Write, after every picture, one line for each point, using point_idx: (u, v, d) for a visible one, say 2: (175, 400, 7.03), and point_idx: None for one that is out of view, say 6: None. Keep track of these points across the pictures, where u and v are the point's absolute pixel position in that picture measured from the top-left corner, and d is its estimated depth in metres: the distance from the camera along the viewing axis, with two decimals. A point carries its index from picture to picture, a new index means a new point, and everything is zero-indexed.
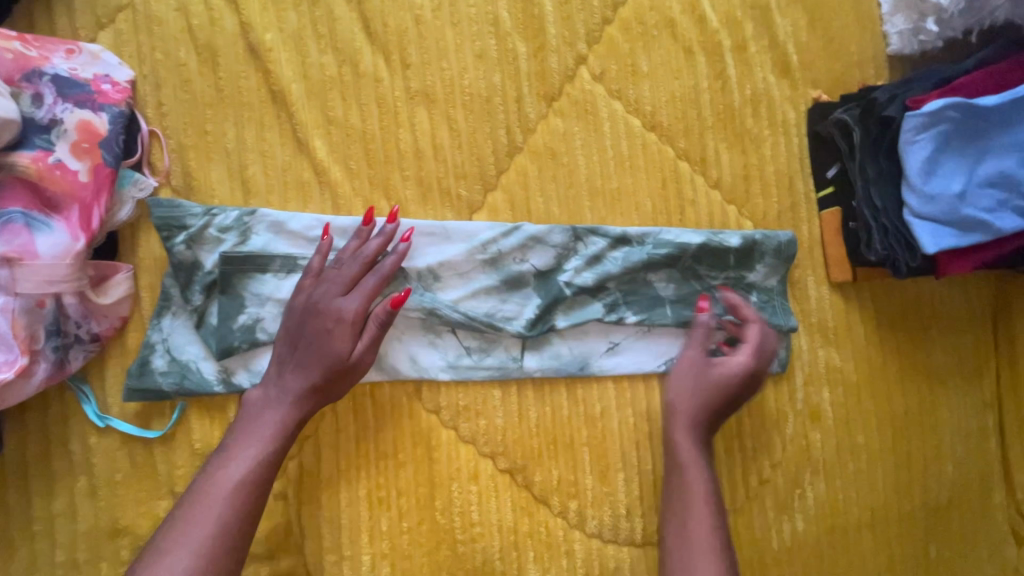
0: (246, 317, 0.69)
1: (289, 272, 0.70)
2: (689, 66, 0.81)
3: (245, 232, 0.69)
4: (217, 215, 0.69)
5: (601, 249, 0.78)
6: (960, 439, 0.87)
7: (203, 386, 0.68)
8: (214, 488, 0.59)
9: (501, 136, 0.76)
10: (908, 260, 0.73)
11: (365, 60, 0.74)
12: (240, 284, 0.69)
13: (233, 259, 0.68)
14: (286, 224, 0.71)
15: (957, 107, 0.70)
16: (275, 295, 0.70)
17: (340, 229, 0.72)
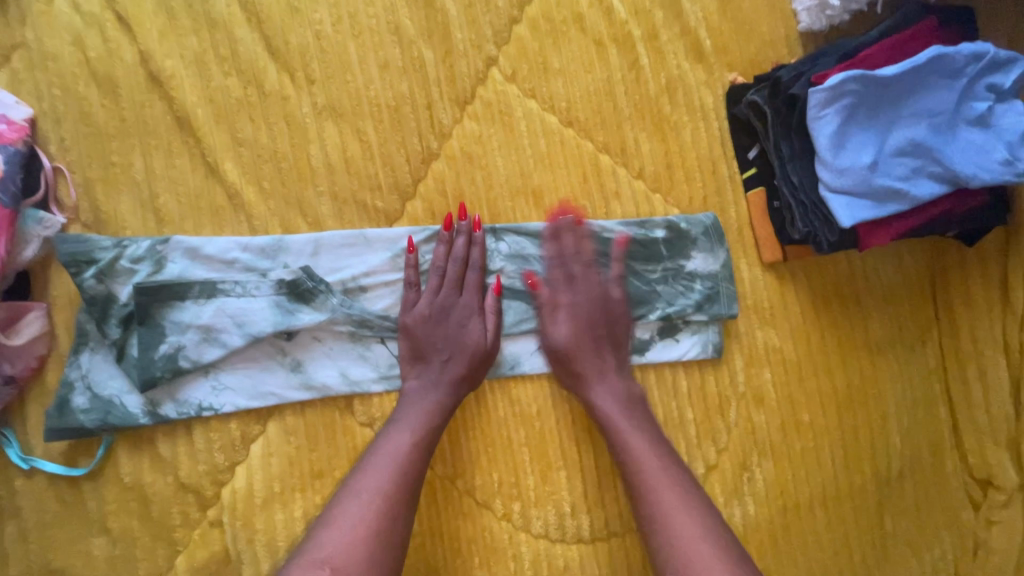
0: (168, 346, 0.68)
1: (209, 297, 0.69)
2: (600, 59, 0.82)
3: (159, 261, 0.69)
4: (129, 246, 0.68)
5: (527, 248, 0.78)
6: (905, 408, 0.86)
7: (128, 420, 0.68)
8: (391, 450, 0.66)
9: (414, 144, 0.76)
10: (827, 235, 0.73)
11: (269, 79, 0.73)
12: (157, 313, 0.68)
13: (147, 289, 0.67)
14: (202, 249, 0.70)
15: (859, 80, 0.70)
16: (195, 321, 0.69)
17: (258, 249, 0.71)
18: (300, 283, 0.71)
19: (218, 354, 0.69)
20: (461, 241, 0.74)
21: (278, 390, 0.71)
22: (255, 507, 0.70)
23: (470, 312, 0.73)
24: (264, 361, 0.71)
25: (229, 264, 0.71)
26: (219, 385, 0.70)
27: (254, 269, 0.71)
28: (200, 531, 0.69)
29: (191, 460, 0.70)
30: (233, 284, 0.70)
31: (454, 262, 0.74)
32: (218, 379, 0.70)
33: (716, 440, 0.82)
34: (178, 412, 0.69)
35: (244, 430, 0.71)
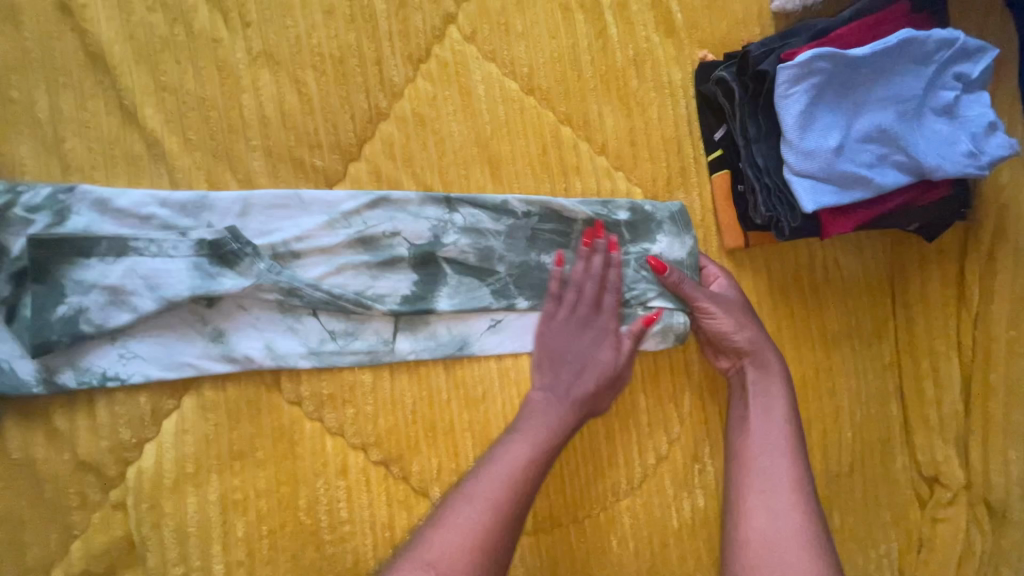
0: (67, 308, 0.61)
1: (119, 255, 0.63)
2: (566, 25, 0.77)
3: (61, 212, 0.62)
4: (25, 193, 0.61)
5: (484, 224, 0.73)
6: (859, 404, 0.85)
7: (18, 388, 0.60)
8: (515, 460, 0.63)
9: (360, 100, 0.70)
10: (790, 220, 0.71)
11: (200, 19, 0.66)
12: (57, 271, 0.61)
13: (45, 241, 0.60)
14: (112, 202, 0.63)
15: (829, 58, 0.67)
16: (102, 281, 0.62)
17: (178, 205, 0.65)
18: (223, 244, 0.65)
19: (127, 319, 0.62)
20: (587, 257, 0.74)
21: (195, 361, 0.65)
22: (165, 489, 0.63)
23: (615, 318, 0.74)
24: (180, 329, 0.65)
25: (144, 220, 0.64)
26: (126, 353, 0.63)
27: (173, 227, 0.65)
28: (100, 514, 0.63)
29: (92, 436, 0.63)
30: (147, 242, 0.63)
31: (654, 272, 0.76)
32: (126, 347, 0.63)
33: (668, 430, 0.79)
34: (78, 381, 0.62)
35: (155, 404, 0.64)
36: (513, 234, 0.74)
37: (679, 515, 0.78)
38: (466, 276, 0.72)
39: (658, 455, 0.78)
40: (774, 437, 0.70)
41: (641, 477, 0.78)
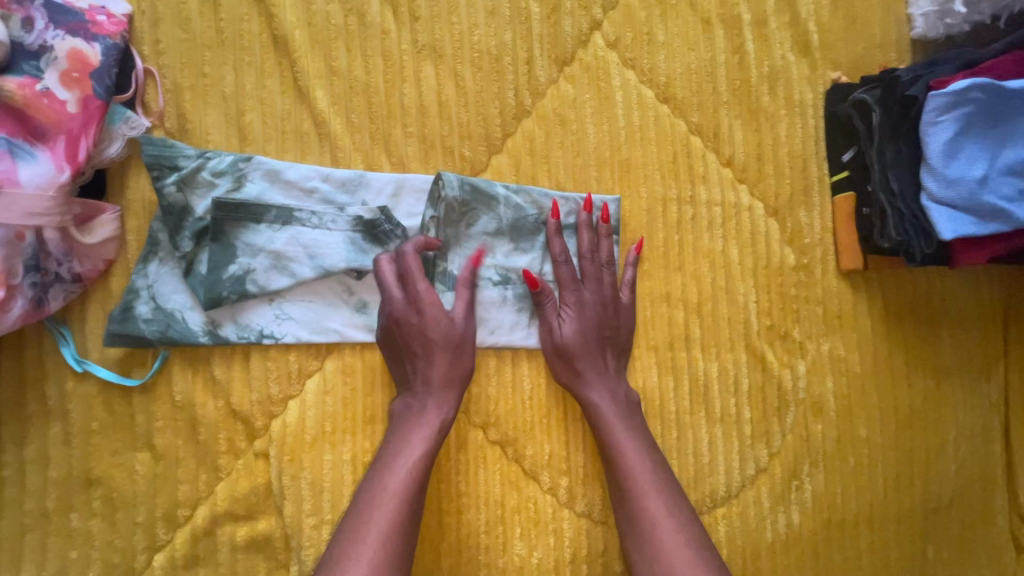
0: (237, 267, 0.66)
1: (284, 223, 0.67)
2: (706, 38, 0.79)
3: (239, 179, 0.67)
4: (211, 160, 0.66)
5: (525, 213, 0.73)
6: (965, 437, 0.84)
7: (188, 337, 0.66)
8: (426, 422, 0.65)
9: (509, 97, 0.74)
10: (922, 246, 0.71)
11: (372, 11, 0.71)
12: (228, 231, 0.65)
13: (223, 204, 0.65)
14: (282, 174, 0.68)
15: (984, 88, 0.67)
16: (268, 246, 0.66)
17: (339, 181, 0.69)
18: (375, 220, 0.69)
19: (285, 282, 0.67)
20: (584, 234, 0.74)
21: (340, 329, 0.69)
22: (305, 443, 0.68)
23: (561, 306, 0.73)
24: (326, 297, 0.69)
25: (306, 192, 0.69)
26: (281, 315, 0.68)
27: (332, 202, 0.69)
28: (245, 460, 0.68)
29: (244, 388, 0.68)
30: (309, 214, 0.68)
31: (588, 256, 0.73)
32: (282, 309, 0.68)
33: (769, 443, 0.80)
34: (238, 335, 0.67)
35: (301, 364, 0.69)
36: (548, 242, 0.73)
37: (772, 528, 0.79)
38: (508, 266, 0.73)
39: (756, 466, 0.79)
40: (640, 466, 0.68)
41: (738, 486, 0.79)
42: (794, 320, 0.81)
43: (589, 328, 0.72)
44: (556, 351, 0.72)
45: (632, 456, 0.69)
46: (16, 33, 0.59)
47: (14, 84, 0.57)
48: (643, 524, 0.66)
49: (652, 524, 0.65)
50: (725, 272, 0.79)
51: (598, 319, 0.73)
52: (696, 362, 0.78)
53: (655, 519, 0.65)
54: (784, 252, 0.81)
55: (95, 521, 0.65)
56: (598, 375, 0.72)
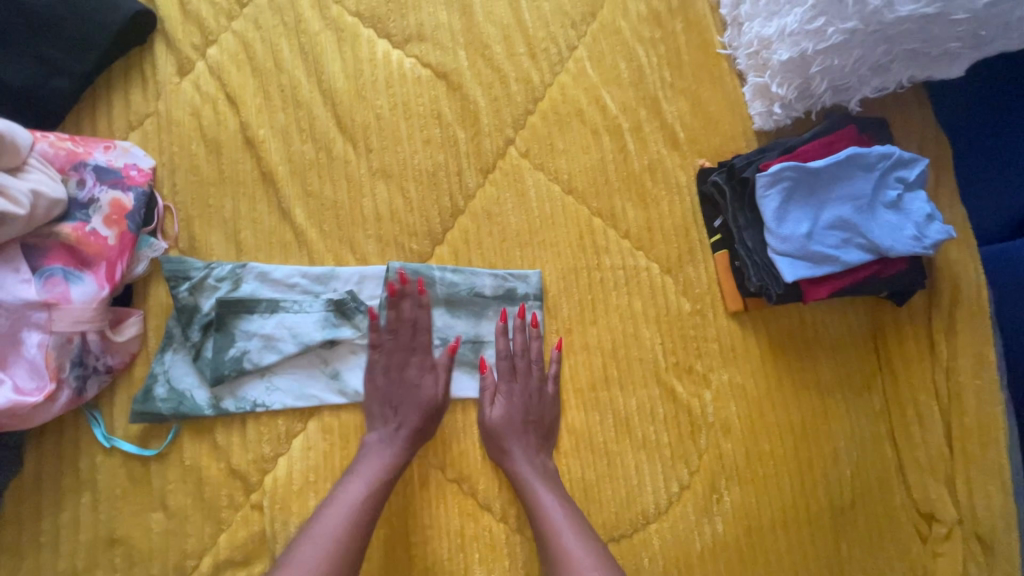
0: (236, 350, 0.83)
1: (272, 312, 0.86)
2: (596, 144, 1.03)
3: (237, 281, 0.86)
4: (215, 267, 0.86)
5: (457, 287, 0.92)
6: (855, 444, 0.99)
7: (196, 410, 0.82)
8: (381, 457, 0.81)
9: (446, 201, 0.95)
10: (776, 288, 0.91)
11: (337, 147, 0.94)
12: (228, 322, 0.84)
13: (224, 302, 0.84)
14: (270, 274, 0.87)
15: (794, 169, 0.90)
16: (260, 331, 0.85)
17: (314, 276, 0.89)
18: (343, 304, 0.88)
19: (273, 359, 0.84)
20: (517, 336, 0.92)
21: (318, 393, 0.85)
22: (293, 493, 0.82)
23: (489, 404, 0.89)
24: (305, 368, 0.86)
25: (288, 286, 0.88)
26: (270, 385, 0.84)
27: (310, 292, 0.88)
28: (243, 512, 0.81)
29: (241, 450, 0.83)
30: (292, 303, 0.87)
31: (521, 355, 0.92)
32: (271, 380, 0.85)
33: (687, 462, 0.95)
34: (236, 406, 0.83)
35: (288, 426, 0.84)
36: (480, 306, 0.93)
37: (700, 538, 0.92)
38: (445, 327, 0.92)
39: (680, 484, 0.94)
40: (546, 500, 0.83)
41: (666, 502, 0.93)
42: (696, 356, 0.99)
43: (515, 412, 0.88)
44: (485, 432, 0.87)
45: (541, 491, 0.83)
46: (72, 191, 0.80)
47: (70, 228, 0.77)
48: (544, 534, 0.80)
49: (552, 533, 0.80)
50: (633, 321, 0.98)
51: (525, 405, 0.89)
52: (617, 398, 0.94)
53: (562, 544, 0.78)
54: (680, 301, 1.00)
55: None
56: (522, 450, 0.86)
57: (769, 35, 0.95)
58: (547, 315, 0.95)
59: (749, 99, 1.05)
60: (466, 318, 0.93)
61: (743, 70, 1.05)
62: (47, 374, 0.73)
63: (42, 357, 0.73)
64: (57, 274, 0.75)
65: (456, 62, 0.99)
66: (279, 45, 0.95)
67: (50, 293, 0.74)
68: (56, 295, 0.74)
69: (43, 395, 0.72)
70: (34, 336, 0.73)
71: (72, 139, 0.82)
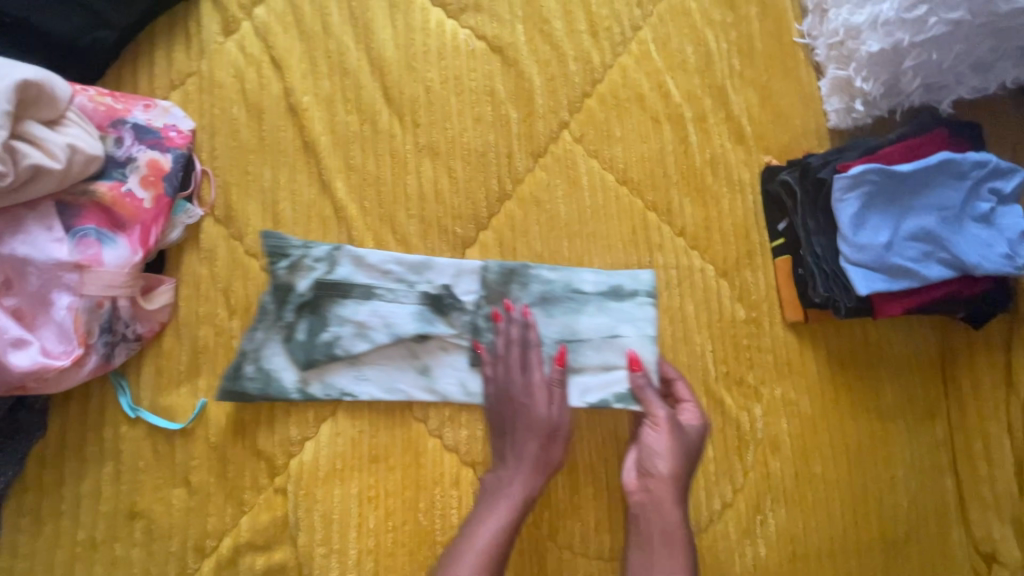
0: (329, 334, 0.81)
1: (366, 299, 0.83)
2: (656, 133, 0.96)
3: (333, 263, 0.83)
4: (330, 249, 0.83)
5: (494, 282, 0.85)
6: (914, 474, 0.92)
7: (283, 392, 0.79)
8: (506, 490, 0.76)
9: (493, 185, 0.90)
10: (846, 300, 0.84)
11: (382, 120, 0.89)
12: (318, 306, 0.81)
13: (319, 284, 0.82)
14: (366, 258, 0.84)
15: (877, 172, 0.82)
16: (352, 317, 0.82)
17: (382, 262, 0.84)
18: (439, 297, 0.84)
19: (362, 348, 0.81)
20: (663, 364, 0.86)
21: (419, 389, 0.82)
22: (319, 480, 0.78)
23: (653, 453, 0.77)
24: (429, 363, 0.83)
25: (401, 274, 0.84)
26: (354, 377, 0.81)
27: (404, 280, 0.84)
28: (266, 495, 0.78)
29: (268, 431, 0.79)
30: (385, 290, 0.83)
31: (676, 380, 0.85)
32: (360, 370, 0.81)
33: (732, 479, 0.89)
34: (324, 393, 0.80)
35: (317, 410, 0.80)
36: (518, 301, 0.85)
37: (740, 560, 0.87)
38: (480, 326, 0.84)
39: (722, 501, 0.88)
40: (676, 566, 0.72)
41: (706, 520, 0.87)
42: (748, 367, 0.92)
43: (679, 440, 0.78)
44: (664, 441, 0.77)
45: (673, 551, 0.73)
46: (110, 149, 0.76)
47: (105, 187, 0.74)
48: None
49: None
50: (683, 325, 0.91)
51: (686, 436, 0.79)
52: None
53: None
54: (734, 307, 0.93)
55: (136, 551, 0.75)
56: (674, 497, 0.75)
57: (858, 23, 0.86)
58: None
59: (824, 94, 0.97)
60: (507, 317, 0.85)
61: (822, 62, 0.97)
62: (76, 338, 0.70)
63: (71, 320, 0.70)
64: (90, 235, 0.72)
65: (513, 36, 0.93)
66: (329, 8, 0.90)
67: (82, 255, 0.71)
68: (88, 258, 0.71)
69: (70, 360, 0.69)
70: (63, 298, 0.70)
71: (113, 95, 0.79)
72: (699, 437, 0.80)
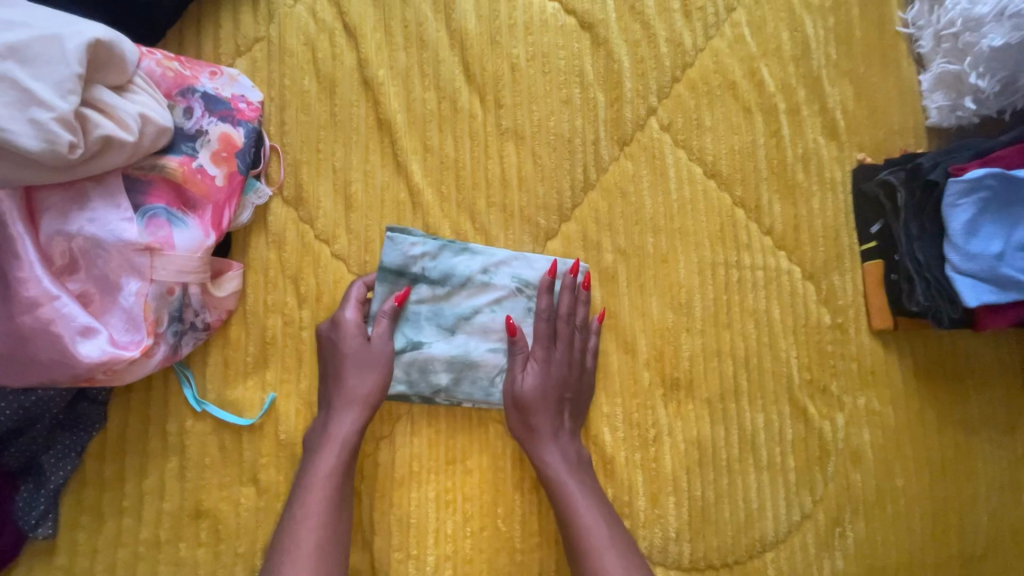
0: (433, 330, 0.76)
1: (468, 293, 0.78)
2: (747, 124, 0.90)
3: (438, 254, 0.77)
4: (436, 242, 0.77)
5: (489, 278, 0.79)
6: (995, 489, 0.89)
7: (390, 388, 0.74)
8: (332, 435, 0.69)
9: (579, 173, 0.84)
10: (949, 311, 0.80)
11: (462, 98, 0.82)
12: (390, 297, 0.76)
13: (388, 271, 0.76)
14: (472, 250, 0.79)
15: (997, 176, 0.77)
16: (456, 311, 0.77)
17: (479, 254, 0.79)
18: (518, 293, 0.79)
19: (432, 342, 0.76)
20: (565, 296, 0.78)
21: (489, 389, 0.77)
22: (394, 481, 0.75)
23: (525, 419, 0.75)
24: (493, 363, 0.77)
25: (484, 267, 0.78)
26: (430, 374, 0.75)
27: (506, 275, 0.79)
28: None
29: None
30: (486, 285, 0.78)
31: (564, 318, 0.78)
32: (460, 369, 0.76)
33: (812, 491, 0.86)
34: (422, 390, 0.75)
35: (392, 406, 0.77)
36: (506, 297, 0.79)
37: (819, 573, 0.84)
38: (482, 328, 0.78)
39: (802, 512, 0.85)
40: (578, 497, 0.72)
41: (786, 532, 0.84)
42: (832, 375, 0.88)
43: (550, 387, 0.76)
44: (516, 402, 0.76)
45: (563, 491, 0.73)
46: (179, 121, 0.70)
47: (175, 162, 0.68)
48: (578, 523, 0.71)
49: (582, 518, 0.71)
50: (769, 329, 0.87)
51: (562, 380, 0.77)
52: (744, 413, 0.85)
53: (586, 525, 0.70)
54: (820, 311, 0.89)
55: (201, 552, 0.71)
56: (551, 435, 0.75)
57: (982, 14, 0.80)
58: (675, 314, 0.85)
59: (926, 90, 0.92)
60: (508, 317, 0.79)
61: (925, 54, 0.91)
62: (145, 327, 0.65)
63: (141, 308, 0.64)
64: (160, 215, 0.66)
65: (603, 12, 0.86)
66: None
67: (153, 237, 0.65)
68: (159, 240, 0.65)
69: (140, 351, 0.64)
70: (131, 284, 0.64)
71: (179, 60, 0.72)
72: (541, 396, 0.76)
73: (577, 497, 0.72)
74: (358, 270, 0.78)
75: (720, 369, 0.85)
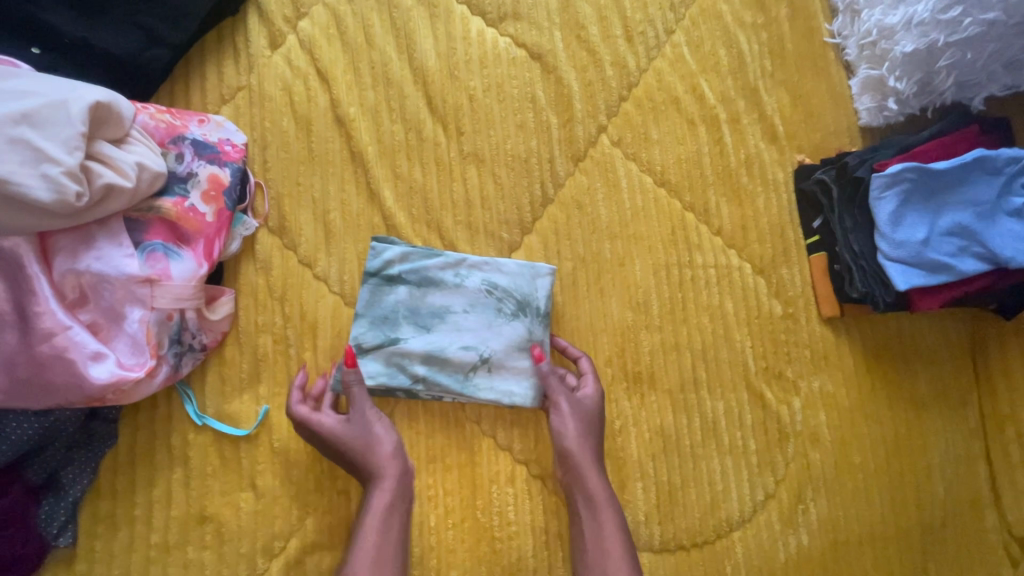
0: (411, 328, 0.84)
1: (443, 295, 0.85)
2: (692, 135, 0.98)
3: (418, 259, 0.85)
4: (415, 248, 0.85)
5: (463, 281, 0.86)
6: (948, 462, 0.94)
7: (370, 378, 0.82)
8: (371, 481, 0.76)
9: (537, 190, 0.92)
10: (884, 295, 0.87)
11: (427, 128, 0.91)
12: (373, 298, 0.84)
13: (371, 276, 0.84)
14: (448, 256, 0.86)
15: (914, 170, 0.85)
16: (432, 312, 0.85)
17: (457, 260, 0.86)
18: (488, 295, 0.86)
19: (409, 338, 0.83)
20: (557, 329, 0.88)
21: (463, 382, 0.84)
22: None
23: (563, 436, 0.80)
24: (464, 360, 0.84)
25: (459, 271, 0.86)
26: (408, 366, 0.83)
27: (479, 279, 0.86)
28: (329, 497, 0.81)
29: None
30: (462, 288, 0.85)
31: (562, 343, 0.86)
32: (435, 364, 0.83)
33: (774, 471, 0.92)
34: (400, 382, 0.83)
35: None
36: (479, 298, 0.86)
37: (785, 549, 0.90)
38: (455, 326, 0.85)
39: (765, 492, 0.91)
40: (605, 517, 0.77)
41: (751, 511, 0.90)
42: (787, 361, 0.95)
43: (589, 417, 0.81)
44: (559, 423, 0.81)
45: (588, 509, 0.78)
46: (172, 165, 0.79)
47: (170, 203, 0.76)
48: (598, 542, 0.76)
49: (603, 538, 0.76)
50: (723, 322, 0.94)
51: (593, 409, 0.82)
52: (705, 402, 0.91)
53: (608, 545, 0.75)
54: (772, 303, 0.96)
55: (206, 553, 0.78)
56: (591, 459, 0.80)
57: (893, 24, 0.89)
58: (635, 313, 0.92)
59: (855, 93, 0.99)
60: (479, 316, 0.86)
61: (852, 61, 0.99)
62: (148, 350, 0.72)
63: (144, 333, 0.72)
64: (158, 250, 0.74)
65: (551, 44, 0.95)
66: (371, 19, 0.92)
67: (152, 270, 0.73)
68: (158, 272, 0.73)
69: (145, 371, 0.72)
70: (135, 312, 0.72)
71: (171, 111, 0.81)
72: (590, 417, 0.82)
73: (605, 518, 0.77)
74: (338, 289, 0.85)
75: (679, 361, 0.92)
